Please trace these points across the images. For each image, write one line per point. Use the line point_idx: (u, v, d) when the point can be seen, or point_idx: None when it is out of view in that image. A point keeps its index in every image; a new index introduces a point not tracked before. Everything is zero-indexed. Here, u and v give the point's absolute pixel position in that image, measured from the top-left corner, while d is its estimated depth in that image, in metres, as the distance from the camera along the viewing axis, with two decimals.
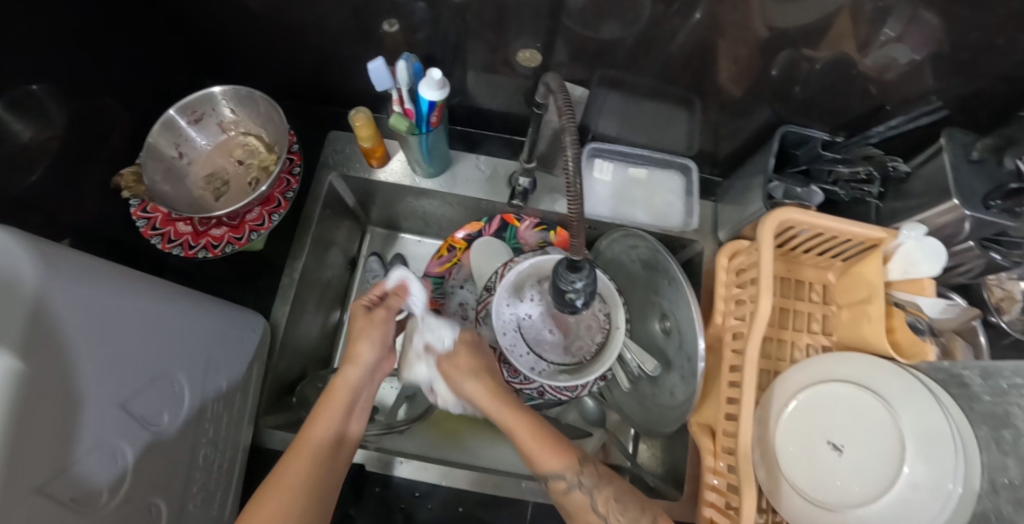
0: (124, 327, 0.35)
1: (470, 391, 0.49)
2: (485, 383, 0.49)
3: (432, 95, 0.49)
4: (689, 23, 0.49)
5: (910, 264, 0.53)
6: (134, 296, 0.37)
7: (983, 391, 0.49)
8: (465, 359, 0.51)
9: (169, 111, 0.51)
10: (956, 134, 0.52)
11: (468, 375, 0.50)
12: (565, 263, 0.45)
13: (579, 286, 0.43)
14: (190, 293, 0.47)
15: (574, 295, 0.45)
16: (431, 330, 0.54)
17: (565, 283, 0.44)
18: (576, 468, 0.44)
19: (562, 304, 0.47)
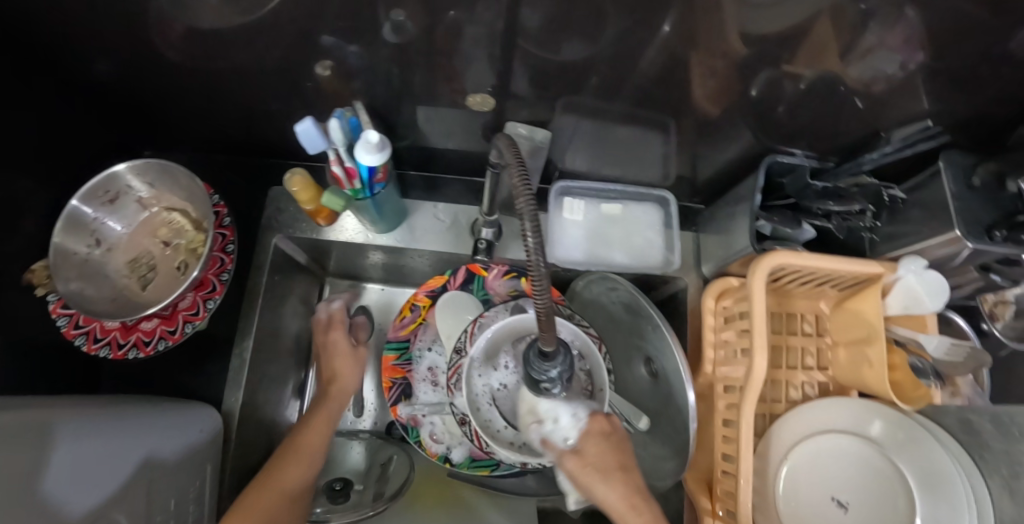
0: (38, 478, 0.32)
1: (602, 499, 0.40)
2: (623, 495, 0.40)
3: (368, 160, 0.44)
4: (657, 37, 0.39)
5: (912, 300, 0.48)
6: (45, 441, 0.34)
7: (993, 438, 0.45)
8: (594, 455, 0.42)
9: (71, 202, 0.44)
10: (954, 157, 0.48)
11: (602, 483, 0.41)
12: (536, 349, 0.40)
13: (554, 377, 0.38)
14: (107, 415, 0.42)
15: (548, 383, 0.40)
16: (548, 421, 0.43)
17: (539, 372, 0.39)
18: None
19: (531, 387, 0.41)
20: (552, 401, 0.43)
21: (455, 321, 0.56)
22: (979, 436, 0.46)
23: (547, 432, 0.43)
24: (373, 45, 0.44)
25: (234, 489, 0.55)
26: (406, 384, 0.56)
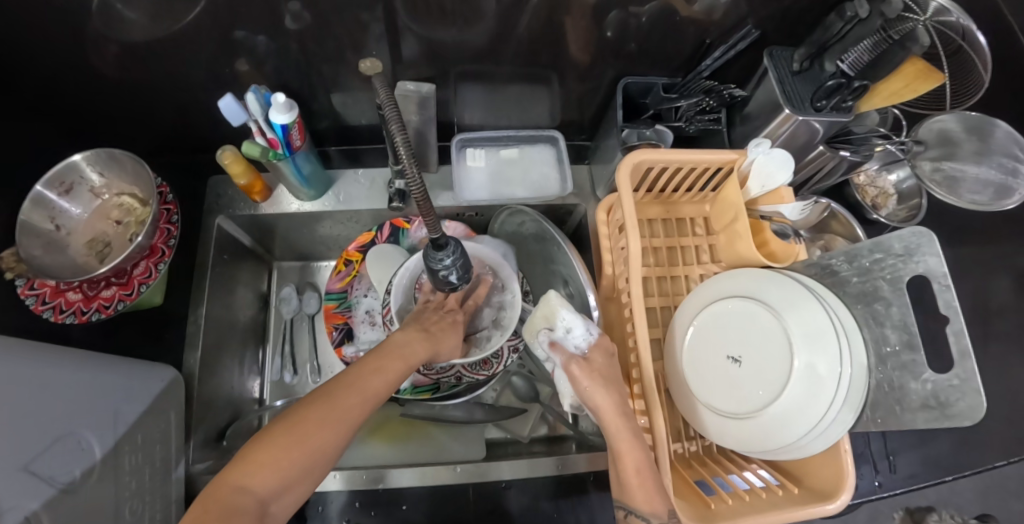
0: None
1: (599, 401, 0.49)
2: (615, 400, 0.49)
3: (282, 119, 0.52)
4: (527, 6, 0.52)
5: (766, 176, 0.55)
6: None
7: (850, 274, 0.53)
8: (601, 366, 0.51)
9: (36, 188, 0.54)
10: (776, 52, 0.57)
11: (599, 388, 0.49)
12: (430, 244, 0.46)
13: (447, 263, 0.45)
14: (71, 354, 0.50)
15: (445, 272, 0.46)
16: (563, 329, 0.53)
17: (434, 262, 0.46)
18: (664, 519, 0.44)
19: (439, 282, 0.49)
20: (572, 314, 0.53)
21: (383, 268, 0.63)
22: (839, 276, 0.55)
23: (558, 337, 0.53)
24: (279, 33, 0.54)
25: (203, 445, 0.60)
26: (346, 327, 0.63)
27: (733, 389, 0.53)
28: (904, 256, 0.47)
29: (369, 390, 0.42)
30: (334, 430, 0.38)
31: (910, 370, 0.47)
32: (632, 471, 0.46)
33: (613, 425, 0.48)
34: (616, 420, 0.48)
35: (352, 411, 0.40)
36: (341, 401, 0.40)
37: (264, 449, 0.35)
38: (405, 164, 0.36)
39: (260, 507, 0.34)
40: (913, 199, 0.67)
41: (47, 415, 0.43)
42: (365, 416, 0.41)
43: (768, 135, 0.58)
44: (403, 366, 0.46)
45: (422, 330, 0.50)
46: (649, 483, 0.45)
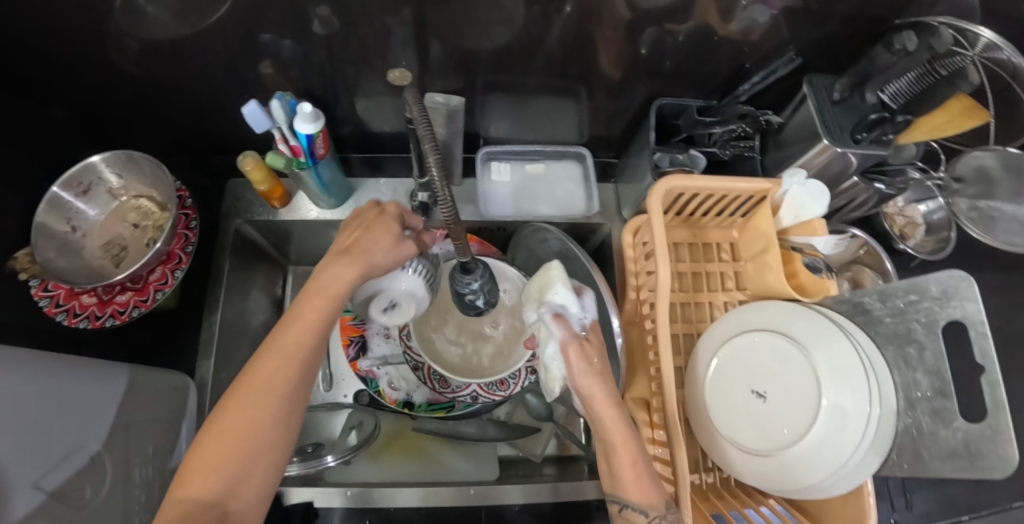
0: (14, 405, 0.37)
1: (592, 390, 0.46)
2: (609, 388, 0.46)
3: (308, 128, 0.50)
4: (561, 17, 0.51)
5: (800, 207, 0.54)
6: (25, 374, 0.39)
7: (883, 313, 0.52)
8: (598, 346, 0.49)
9: (52, 190, 0.52)
10: (816, 80, 0.55)
11: (594, 374, 0.46)
12: (457, 266, 0.45)
13: (475, 288, 0.44)
14: (87, 361, 0.49)
15: (473, 295, 0.46)
16: (564, 304, 0.51)
17: (461, 286, 0.45)
18: (661, 512, 0.41)
19: (465, 306, 0.48)
20: (567, 291, 0.51)
21: None
22: (870, 314, 0.54)
23: (563, 312, 0.50)
24: (307, 37, 0.52)
25: None
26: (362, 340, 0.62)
27: (754, 423, 0.52)
28: (941, 300, 0.46)
29: (274, 365, 0.39)
30: (256, 415, 0.37)
31: (941, 417, 0.45)
32: (629, 460, 0.44)
33: (604, 412, 0.45)
34: (608, 409, 0.45)
35: (271, 386, 0.38)
36: (254, 386, 0.38)
37: (200, 458, 0.35)
38: (434, 178, 0.35)
39: (217, 505, 0.35)
40: (943, 231, 0.64)
41: (65, 427, 0.42)
42: (297, 377, 0.40)
43: (803, 165, 0.56)
44: (328, 299, 0.42)
45: (347, 249, 0.44)
46: (644, 476, 0.43)
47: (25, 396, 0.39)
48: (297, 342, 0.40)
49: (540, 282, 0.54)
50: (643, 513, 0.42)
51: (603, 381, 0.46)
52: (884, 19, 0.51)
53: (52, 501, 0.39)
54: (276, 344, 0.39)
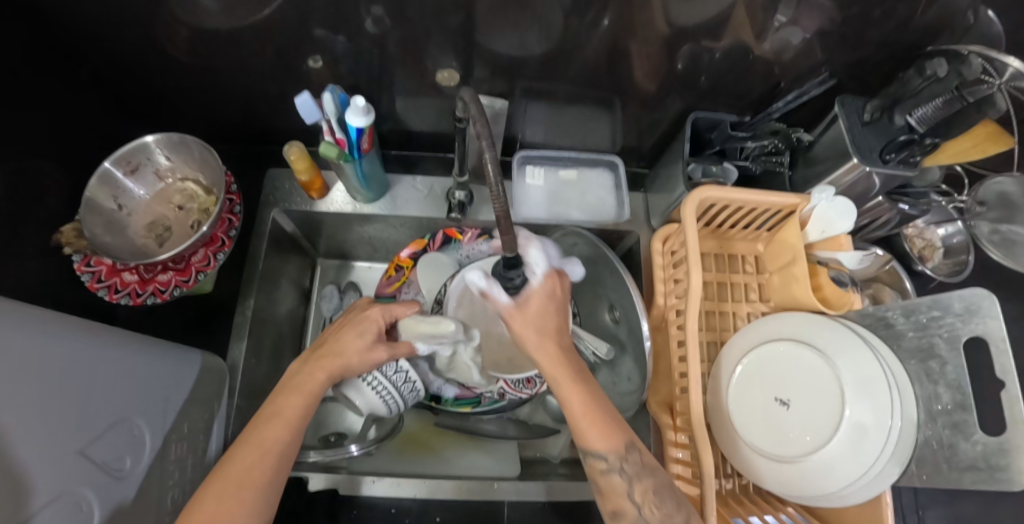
0: (65, 373, 0.38)
1: (535, 352, 0.44)
2: (552, 346, 0.45)
3: (358, 123, 0.52)
4: (599, 30, 0.53)
5: (827, 223, 0.56)
6: (80, 344, 0.40)
7: (907, 328, 0.54)
8: (535, 312, 0.45)
9: (104, 165, 0.54)
10: (848, 101, 0.57)
11: (548, 336, 0.45)
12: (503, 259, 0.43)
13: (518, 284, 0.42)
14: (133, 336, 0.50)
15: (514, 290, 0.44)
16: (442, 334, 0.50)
17: (503, 280, 0.44)
18: (620, 455, 0.43)
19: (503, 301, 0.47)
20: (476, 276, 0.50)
21: (434, 275, 0.62)
22: (894, 328, 0.55)
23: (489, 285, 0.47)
24: (359, 35, 0.54)
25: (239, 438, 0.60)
26: None
27: (777, 431, 0.53)
28: (964, 316, 0.47)
29: (283, 414, 0.44)
30: (237, 504, 0.39)
31: (961, 430, 0.46)
32: (581, 413, 0.43)
33: (554, 374, 0.44)
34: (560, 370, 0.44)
35: (253, 475, 0.40)
36: (241, 468, 0.40)
37: (207, 502, 0.38)
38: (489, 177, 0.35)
39: None
40: (961, 255, 0.66)
41: (110, 399, 0.42)
42: (278, 468, 0.42)
43: (832, 182, 0.58)
44: (304, 396, 0.46)
45: (326, 351, 0.48)
46: (600, 419, 0.43)
47: (75, 367, 0.39)
48: (278, 435, 0.43)
49: (432, 329, 0.50)
50: (603, 458, 0.43)
51: (542, 337, 0.44)
52: (914, 46, 0.54)
53: (96, 469, 0.40)
54: (257, 434, 0.42)
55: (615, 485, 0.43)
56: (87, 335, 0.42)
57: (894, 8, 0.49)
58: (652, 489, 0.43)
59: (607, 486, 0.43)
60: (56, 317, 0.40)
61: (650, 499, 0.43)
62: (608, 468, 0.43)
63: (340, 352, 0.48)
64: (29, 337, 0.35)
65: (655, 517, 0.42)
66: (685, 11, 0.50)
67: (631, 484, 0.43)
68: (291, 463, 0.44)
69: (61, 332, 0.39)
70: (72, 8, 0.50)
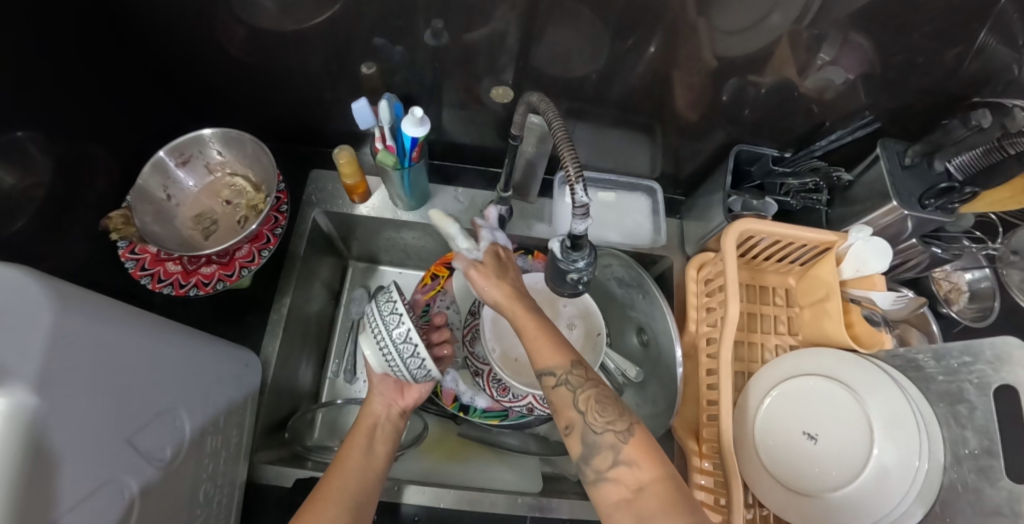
0: (119, 359, 0.38)
1: (492, 295, 0.46)
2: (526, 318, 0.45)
3: (414, 132, 0.52)
4: (646, 56, 0.54)
5: (861, 262, 0.57)
6: (132, 332, 0.41)
7: (937, 372, 0.54)
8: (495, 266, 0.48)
9: (159, 155, 0.55)
10: (890, 144, 0.59)
11: (492, 286, 0.46)
12: (564, 242, 0.44)
13: (582, 266, 0.42)
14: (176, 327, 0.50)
15: (576, 275, 0.44)
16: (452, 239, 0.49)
17: (567, 263, 0.43)
18: (569, 367, 0.42)
19: (562, 287, 0.46)
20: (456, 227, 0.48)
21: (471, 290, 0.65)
22: (924, 371, 0.56)
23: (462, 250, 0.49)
24: (417, 47, 0.56)
25: (265, 435, 0.60)
26: None
27: (804, 464, 0.54)
28: (995, 363, 0.48)
29: (353, 448, 0.50)
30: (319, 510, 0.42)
31: (987, 475, 0.47)
32: (531, 324, 0.44)
33: (512, 310, 0.45)
34: (512, 304, 0.45)
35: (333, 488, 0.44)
36: (327, 487, 0.45)
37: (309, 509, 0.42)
38: (568, 166, 0.39)
39: None
40: (987, 301, 0.67)
41: (158, 388, 0.43)
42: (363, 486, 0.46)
43: (869, 223, 0.59)
44: (367, 424, 0.52)
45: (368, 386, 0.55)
46: (550, 339, 0.43)
47: (127, 355, 0.39)
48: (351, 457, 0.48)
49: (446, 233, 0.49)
50: (553, 372, 0.42)
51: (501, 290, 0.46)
52: (957, 96, 0.55)
53: (140, 458, 0.40)
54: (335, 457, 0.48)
55: (565, 396, 0.42)
56: (138, 323, 0.42)
57: (939, 57, 0.51)
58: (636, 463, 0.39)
59: (558, 399, 0.42)
60: (112, 305, 0.40)
61: (593, 406, 0.41)
62: (558, 380, 0.42)
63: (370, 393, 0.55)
64: (94, 322, 0.36)
65: (599, 421, 0.40)
66: (733, 44, 0.52)
67: (576, 394, 0.42)
68: (373, 482, 0.47)
69: (115, 318, 0.39)
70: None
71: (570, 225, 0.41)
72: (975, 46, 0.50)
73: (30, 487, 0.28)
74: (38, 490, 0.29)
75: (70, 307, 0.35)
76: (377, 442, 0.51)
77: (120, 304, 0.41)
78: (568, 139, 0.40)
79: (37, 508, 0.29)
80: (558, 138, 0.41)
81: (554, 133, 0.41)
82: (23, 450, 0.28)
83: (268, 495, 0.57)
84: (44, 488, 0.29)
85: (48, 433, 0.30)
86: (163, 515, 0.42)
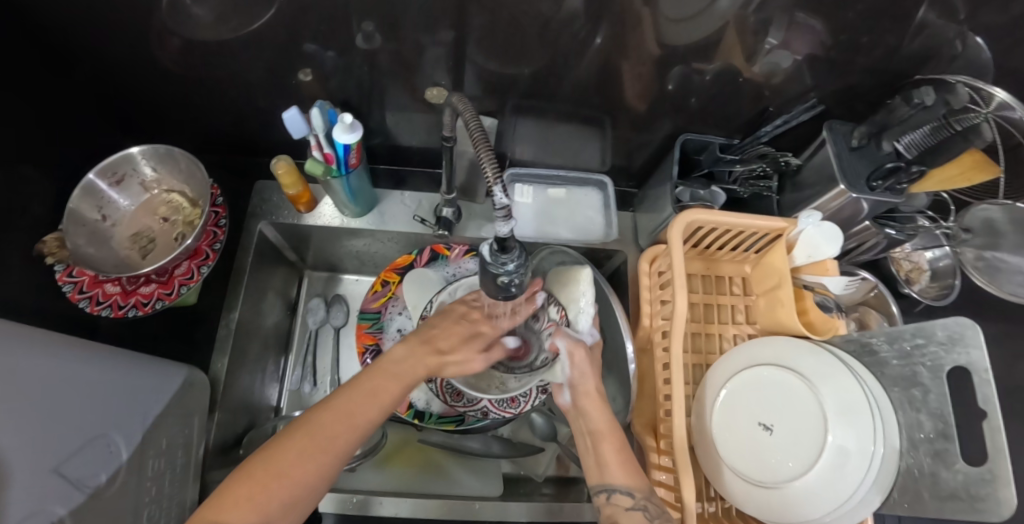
0: (25, 393, 0.38)
1: (586, 386, 0.51)
2: (615, 437, 0.48)
3: (345, 139, 0.51)
4: (591, 48, 0.53)
5: (813, 247, 0.56)
6: (37, 364, 0.41)
7: (890, 355, 0.54)
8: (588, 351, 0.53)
9: (89, 177, 0.54)
10: (836, 127, 0.58)
11: (590, 373, 0.52)
12: (493, 245, 0.42)
13: (511, 268, 0.41)
14: (111, 351, 0.50)
15: (507, 278, 0.42)
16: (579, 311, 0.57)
17: (496, 266, 0.42)
18: (646, 492, 0.45)
19: (495, 291, 0.45)
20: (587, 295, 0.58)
21: (420, 293, 0.61)
22: (878, 355, 0.55)
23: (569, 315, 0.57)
24: (350, 51, 0.54)
25: (218, 453, 0.59)
26: (377, 348, 0.62)
27: (761, 455, 0.53)
28: (947, 345, 0.47)
29: (360, 415, 0.42)
30: (309, 466, 0.38)
31: (942, 459, 0.46)
32: (614, 448, 0.47)
33: (596, 408, 0.50)
34: (596, 404, 0.50)
35: (335, 444, 0.39)
36: (330, 433, 0.39)
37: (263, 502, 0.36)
38: (487, 168, 0.38)
39: None
40: (947, 279, 0.66)
41: (83, 415, 0.43)
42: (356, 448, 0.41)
43: (818, 208, 0.58)
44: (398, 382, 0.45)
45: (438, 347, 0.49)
46: (628, 462, 0.46)
47: (34, 387, 0.39)
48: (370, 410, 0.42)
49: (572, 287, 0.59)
50: (631, 493, 0.44)
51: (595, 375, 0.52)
52: (902, 74, 0.54)
53: (70, 487, 0.39)
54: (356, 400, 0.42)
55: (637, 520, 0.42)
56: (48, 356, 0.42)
57: (882, 36, 0.50)
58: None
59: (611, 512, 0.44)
60: (14, 340, 0.40)
61: None
62: (632, 504, 0.43)
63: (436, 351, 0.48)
64: None
65: None
66: (677, 32, 0.51)
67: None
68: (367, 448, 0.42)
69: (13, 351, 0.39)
70: (63, 16, 0.50)
71: (495, 227, 0.40)
72: (916, 23, 0.49)
73: None
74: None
75: None
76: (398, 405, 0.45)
77: (22, 339, 0.41)
78: (487, 141, 0.39)
79: None
80: (475, 139, 0.39)
81: (472, 134, 0.40)
82: None
83: None
84: None
85: None
86: None
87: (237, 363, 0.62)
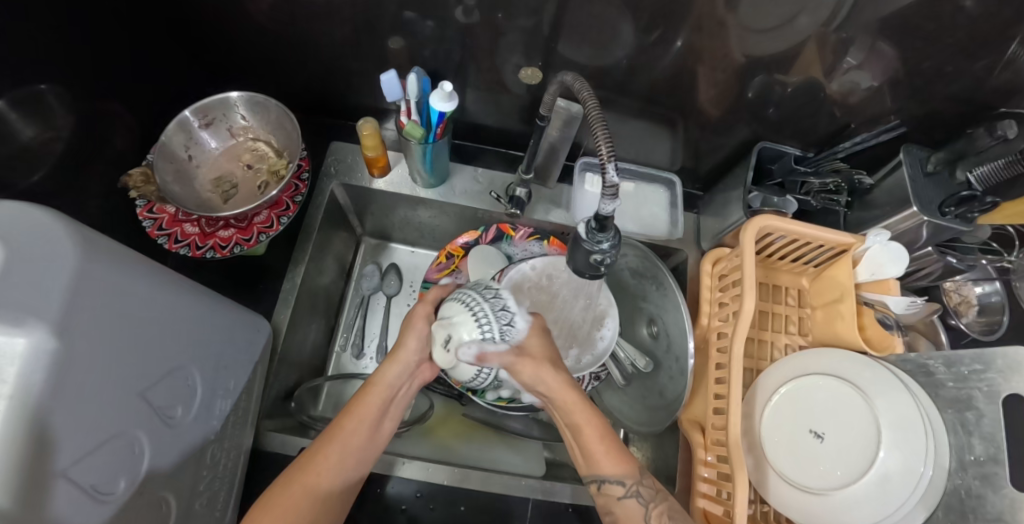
0: (139, 312, 0.37)
1: (550, 381, 0.46)
2: (598, 430, 0.46)
3: (442, 107, 0.52)
4: (671, 50, 0.55)
5: (877, 266, 0.58)
6: (150, 283, 0.39)
7: (947, 378, 0.55)
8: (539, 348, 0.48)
9: (184, 113, 0.56)
10: (913, 150, 0.59)
11: (552, 367, 0.47)
12: (589, 223, 0.44)
13: (607, 247, 0.42)
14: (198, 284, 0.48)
15: (600, 257, 0.43)
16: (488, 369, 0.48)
17: (591, 244, 0.43)
18: (636, 478, 0.45)
19: (583, 268, 0.45)
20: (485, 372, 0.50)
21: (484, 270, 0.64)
22: (934, 376, 0.56)
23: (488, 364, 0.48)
24: (445, 22, 0.55)
25: (271, 404, 0.60)
26: None
27: (807, 462, 0.54)
28: (1005, 372, 0.48)
29: (342, 439, 0.46)
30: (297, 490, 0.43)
31: (991, 482, 0.47)
32: (598, 441, 0.45)
33: (567, 401, 0.46)
34: (566, 392, 0.46)
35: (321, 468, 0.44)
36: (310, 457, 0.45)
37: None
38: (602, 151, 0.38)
39: None
40: (996, 315, 0.67)
41: (173, 346, 0.42)
42: (346, 469, 0.45)
43: (887, 227, 0.60)
44: (376, 395, 0.48)
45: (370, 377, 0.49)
46: (615, 448, 0.46)
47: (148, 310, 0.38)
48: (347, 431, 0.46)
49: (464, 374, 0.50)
50: (621, 483, 0.44)
51: (553, 368, 0.47)
52: (984, 105, 0.55)
53: (151, 413, 0.39)
54: (339, 420, 0.47)
55: (632, 510, 0.44)
56: (163, 281, 0.41)
57: (967, 67, 0.51)
58: (666, 511, 0.44)
59: (624, 513, 0.44)
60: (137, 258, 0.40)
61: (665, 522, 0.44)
62: (624, 493, 0.45)
63: (392, 356, 0.49)
64: (116, 270, 0.35)
65: None
66: (762, 43, 0.52)
67: (648, 508, 0.44)
68: (365, 457, 0.47)
69: (140, 268, 0.38)
70: None
71: (598, 206, 0.41)
72: (1004, 58, 0.50)
73: (39, 438, 0.28)
74: (49, 444, 0.29)
75: (96, 254, 0.33)
76: (386, 418, 0.49)
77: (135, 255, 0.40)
78: (603, 120, 0.40)
79: (43, 458, 0.28)
80: (592, 120, 0.40)
81: (589, 114, 0.41)
82: (24, 403, 0.27)
83: (271, 463, 0.57)
84: (56, 435, 0.29)
85: (65, 386, 0.30)
86: (172, 485, 0.43)
87: (296, 317, 0.63)
